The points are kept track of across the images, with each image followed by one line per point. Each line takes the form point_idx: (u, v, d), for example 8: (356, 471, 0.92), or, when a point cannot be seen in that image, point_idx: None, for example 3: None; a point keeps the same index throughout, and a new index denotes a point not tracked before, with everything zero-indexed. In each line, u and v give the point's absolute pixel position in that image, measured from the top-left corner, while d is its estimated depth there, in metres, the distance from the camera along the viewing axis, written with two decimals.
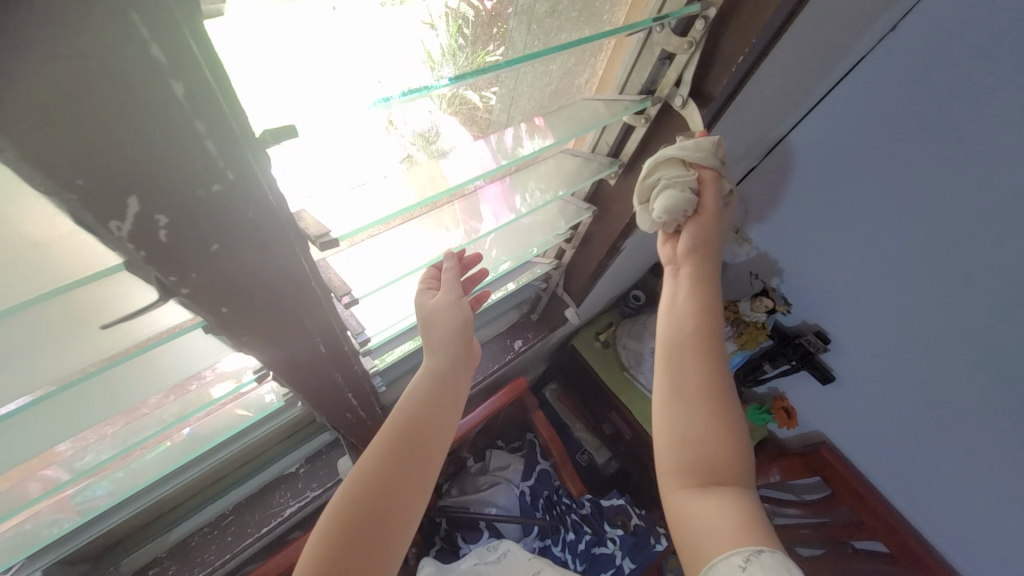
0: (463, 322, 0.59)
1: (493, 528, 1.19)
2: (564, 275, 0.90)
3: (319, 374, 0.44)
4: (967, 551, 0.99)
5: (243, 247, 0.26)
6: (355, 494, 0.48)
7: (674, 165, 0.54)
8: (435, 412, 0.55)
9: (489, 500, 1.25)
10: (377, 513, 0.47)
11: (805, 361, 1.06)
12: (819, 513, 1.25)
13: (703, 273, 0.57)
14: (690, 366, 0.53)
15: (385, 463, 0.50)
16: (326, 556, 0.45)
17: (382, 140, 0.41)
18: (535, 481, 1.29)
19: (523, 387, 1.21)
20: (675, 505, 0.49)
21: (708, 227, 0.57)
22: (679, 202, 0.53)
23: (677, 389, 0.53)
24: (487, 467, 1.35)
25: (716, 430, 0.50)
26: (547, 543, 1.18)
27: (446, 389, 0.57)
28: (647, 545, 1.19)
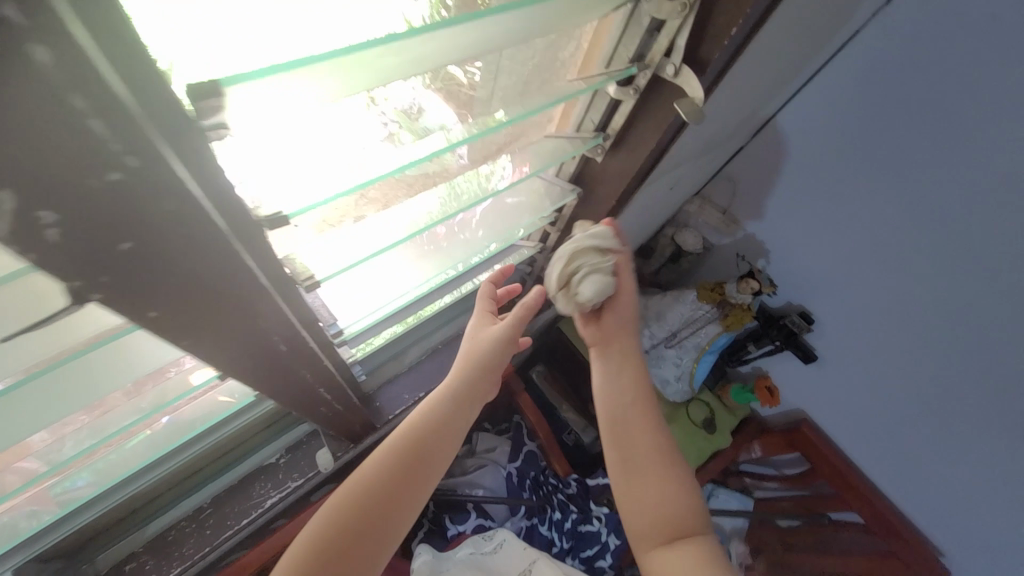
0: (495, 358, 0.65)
1: (480, 509, 1.20)
2: (548, 258, 0.88)
3: (282, 372, 0.42)
4: (937, 519, 1.04)
5: (162, 241, 0.23)
6: (349, 510, 0.52)
7: (592, 253, 0.61)
8: (444, 439, 0.59)
9: (477, 482, 1.25)
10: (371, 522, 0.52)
11: (788, 341, 1.06)
12: (798, 487, 1.31)
13: (625, 352, 0.67)
14: (640, 439, 0.62)
15: (381, 481, 0.54)
16: (325, 545, 0.50)
17: (360, 117, 0.38)
18: (521, 462, 1.30)
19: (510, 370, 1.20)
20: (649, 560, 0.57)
21: (626, 310, 0.68)
22: (605, 287, 0.62)
23: (632, 469, 0.61)
24: (474, 450, 1.35)
25: (687, 499, 0.59)
26: (533, 523, 1.19)
27: (461, 419, 0.61)
28: None
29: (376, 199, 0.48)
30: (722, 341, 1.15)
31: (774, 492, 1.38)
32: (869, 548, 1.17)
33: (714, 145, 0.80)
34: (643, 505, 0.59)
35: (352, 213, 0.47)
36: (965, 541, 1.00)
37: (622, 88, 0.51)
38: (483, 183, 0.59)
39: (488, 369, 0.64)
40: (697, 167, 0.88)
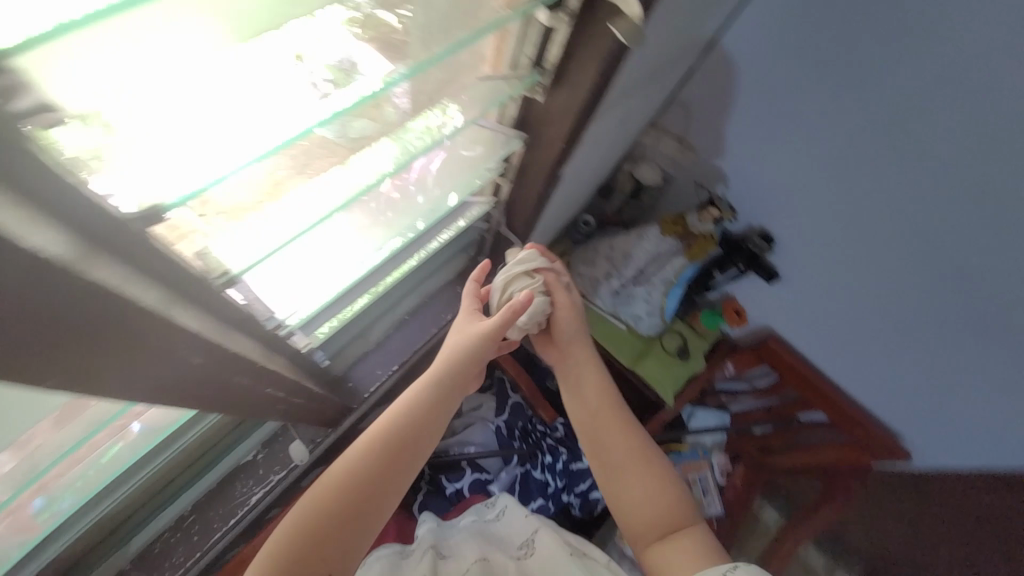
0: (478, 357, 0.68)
1: (474, 464, 1.24)
2: (503, 212, 0.83)
3: (208, 376, 0.40)
4: (892, 408, 1.14)
5: (17, 288, 0.22)
6: (325, 503, 0.55)
7: (523, 278, 0.74)
8: (428, 426, 0.63)
9: (467, 439, 1.28)
10: (348, 515, 0.55)
11: (751, 264, 1.08)
12: (769, 397, 1.38)
13: (583, 365, 0.77)
14: (613, 435, 0.71)
15: (359, 477, 0.57)
16: (305, 531, 0.53)
17: (271, 71, 0.34)
18: (509, 415, 1.32)
19: None
20: (652, 556, 0.63)
21: (570, 325, 0.77)
22: (536, 306, 0.72)
23: (613, 470, 0.69)
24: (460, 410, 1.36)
25: (673, 494, 0.66)
26: (527, 468, 1.24)
27: (441, 411, 0.64)
28: None
29: (313, 165, 0.43)
30: (689, 272, 1.13)
31: (748, 404, 1.44)
32: (835, 442, 1.26)
33: (661, 70, 0.76)
34: (632, 500, 0.66)
35: (276, 188, 0.42)
36: (917, 423, 1.11)
37: (554, 13, 0.46)
38: (433, 134, 0.53)
39: (474, 362, 0.68)
40: (647, 96, 0.84)
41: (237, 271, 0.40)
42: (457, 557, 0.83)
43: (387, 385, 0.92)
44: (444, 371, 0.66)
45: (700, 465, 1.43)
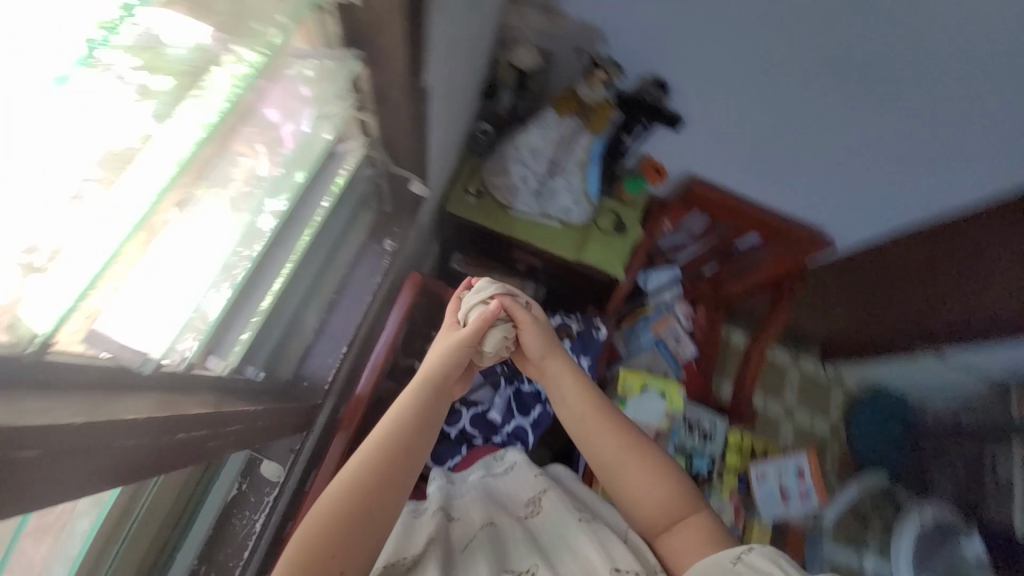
0: (453, 358, 0.77)
1: (468, 402, 1.25)
2: (384, 149, 0.74)
3: (110, 448, 0.32)
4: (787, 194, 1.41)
5: None
6: (332, 511, 0.59)
7: (478, 305, 0.83)
8: (417, 430, 0.69)
9: None
10: (358, 518, 0.59)
11: (651, 116, 1.13)
12: (707, 237, 1.44)
13: (561, 367, 0.82)
14: (604, 438, 0.74)
15: (362, 484, 0.62)
16: (317, 534, 0.57)
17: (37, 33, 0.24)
18: None
19: (422, 278, 1.03)
20: (661, 548, 0.69)
21: (538, 341, 0.83)
22: (496, 331, 0.81)
23: (611, 473, 0.73)
24: None
25: (677, 489, 0.71)
26: (517, 386, 1.27)
27: (429, 412, 0.72)
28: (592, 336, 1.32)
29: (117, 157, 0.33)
30: (599, 146, 1.15)
31: (692, 251, 1.53)
32: (772, 255, 1.35)
33: None
34: (635, 499, 0.71)
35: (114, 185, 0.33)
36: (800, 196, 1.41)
37: None
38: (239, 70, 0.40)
39: (452, 367, 0.77)
40: None
41: (48, 332, 0.30)
42: (468, 525, 0.77)
43: (343, 369, 0.87)
44: (424, 381, 0.74)
45: (667, 321, 1.47)
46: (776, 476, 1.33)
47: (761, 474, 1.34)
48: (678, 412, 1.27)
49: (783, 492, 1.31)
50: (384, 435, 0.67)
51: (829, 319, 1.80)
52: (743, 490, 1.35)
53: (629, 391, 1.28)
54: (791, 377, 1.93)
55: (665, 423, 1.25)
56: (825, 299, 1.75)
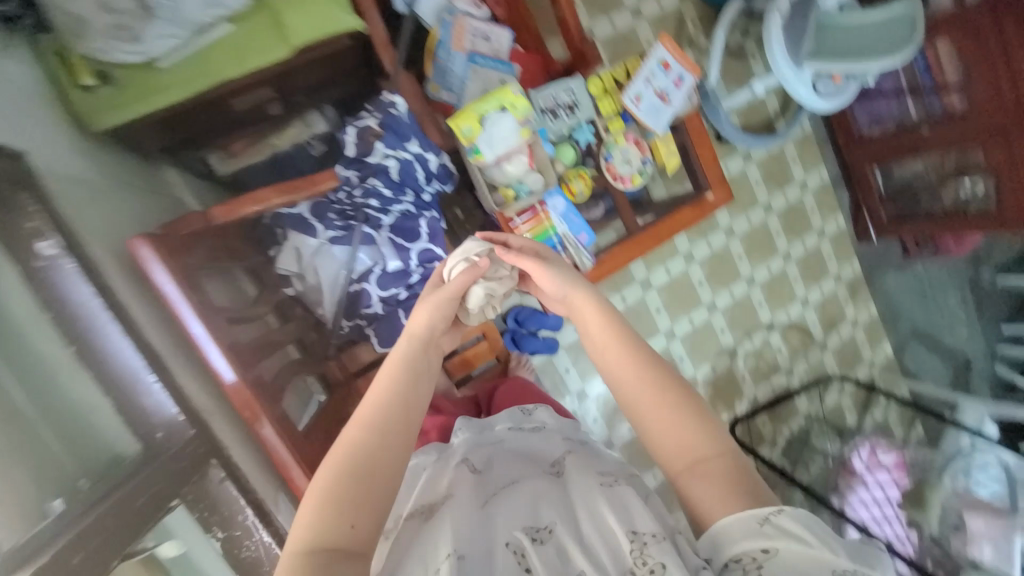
0: (444, 313, 0.85)
1: (363, 274, 1.14)
2: None
3: None
4: None
5: None
6: (342, 463, 0.68)
7: (461, 260, 0.90)
8: (411, 380, 0.77)
9: (333, 274, 1.12)
10: (364, 470, 0.68)
11: None
12: None
13: (580, 310, 0.82)
14: (625, 370, 0.75)
15: (364, 439, 0.70)
16: (331, 485, 0.66)
17: None
18: (319, 219, 1.10)
19: (145, 243, 0.73)
20: (683, 482, 0.69)
21: (555, 281, 0.84)
22: (479, 291, 0.88)
23: (635, 409, 0.74)
24: (298, 273, 1.14)
25: (706, 435, 0.70)
26: (385, 223, 1.11)
27: (417, 364, 0.79)
28: (397, 119, 1.05)
29: None
30: None
31: None
32: None
33: None
34: (664, 433, 0.71)
35: None
36: None
37: None
38: None
39: (439, 318, 0.84)
40: None
41: None
42: (500, 476, 0.85)
43: (186, 388, 0.72)
44: (410, 340, 0.81)
45: (461, 25, 1.21)
46: (646, 86, 1.24)
47: (635, 96, 1.24)
48: (527, 113, 1.10)
49: (661, 96, 1.24)
50: (385, 397, 0.74)
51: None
52: (631, 123, 1.30)
53: (472, 133, 1.09)
54: None
55: (523, 133, 1.10)
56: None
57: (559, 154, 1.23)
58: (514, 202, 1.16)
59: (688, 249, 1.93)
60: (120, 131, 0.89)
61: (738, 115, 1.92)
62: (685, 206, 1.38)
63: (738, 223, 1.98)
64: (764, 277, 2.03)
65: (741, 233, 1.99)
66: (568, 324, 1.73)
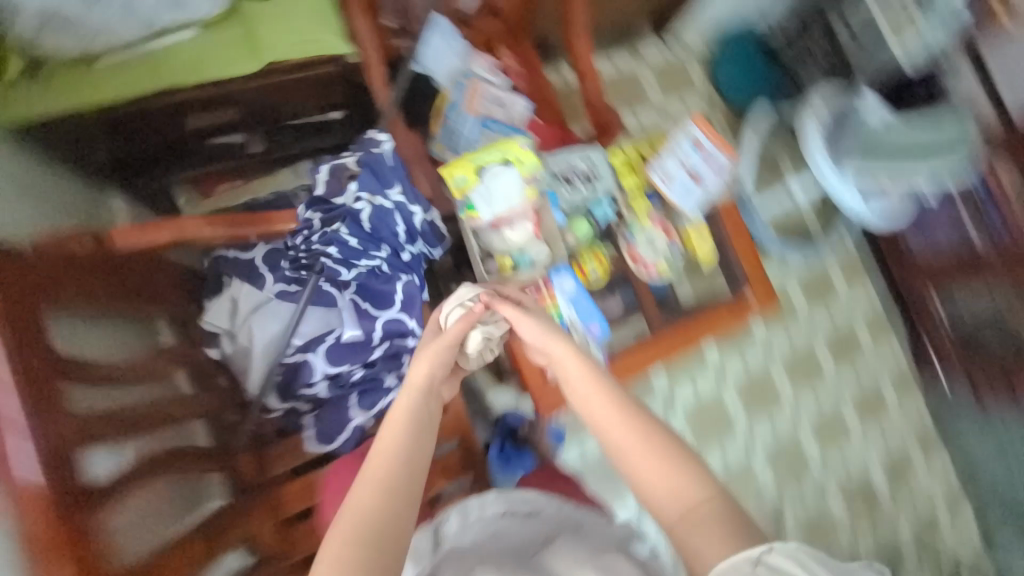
0: (442, 364, 0.72)
1: (310, 341, 0.89)
2: None
3: None
4: None
5: None
6: (347, 524, 0.56)
7: (458, 310, 0.78)
8: (421, 434, 0.64)
9: (270, 336, 0.88)
10: (373, 536, 0.56)
11: None
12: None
13: (555, 354, 0.73)
14: (604, 413, 0.66)
15: (376, 502, 0.58)
16: (334, 554, 0.54)
17: None
18: (272, 268, 0.91)
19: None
20: (678, 538, 0.57)
21: (533, 329, 0.75)
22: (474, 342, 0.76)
23: (620, 456, 0.63)
24: (229, 333, 0.89)
25: (698, 477, 0.60)
26: (350, 279, 0.89)
27: (426, 419, 0.66)
28: (381, 164, 0.89)
29: None
30: None
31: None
32: None
33: None
34: (647, 478, 0.61)
35: None
36: None
37: None
38: None
39: (441, 372, 0.71)
40: None
41: None
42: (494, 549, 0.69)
43: None
44: (410, 393, 0.67)
45: (477, 89, 1.12)
46: (676, 164, 1.10)
47: (663, 172, 1.09)
48: (535, 170, 0.93)
49: (693, 176, 1.09)
50: (397, 454, 0.61)
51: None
52: (657, 202, 1.13)
53: (467, 185, 0.91)
54: (644, 74, 1.75)
55: (530, 193, 0.93)
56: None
57: (573, 227, 1.03)
58: (513, 274, 0.95)
59: (720, 363, 1.64)
60: (58, 131, 0.79)
61: (773, 222, 1.78)
62: (720, 306, 1.13)
63: (777, 339, 1.72)
64: (811, 409, 1.69)
65: (781, 352, 1.71)
66: (572, 440, 1.38)
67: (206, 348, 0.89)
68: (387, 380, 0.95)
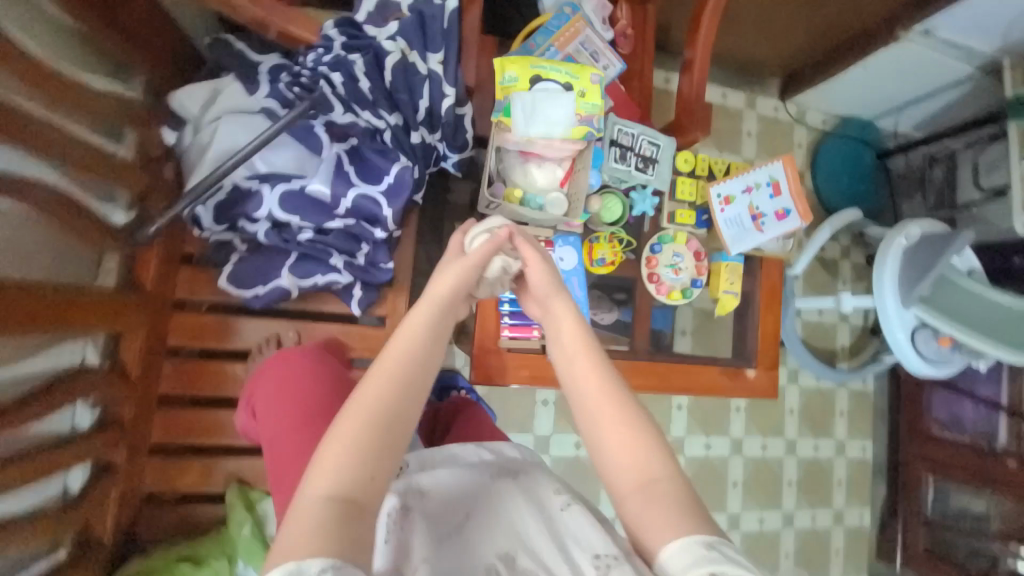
0: (459, 274, 0.62)
1: (276, 178, 0.78)
2: None
3: None
4: None
5: None
6: (362, 413, 0.51)
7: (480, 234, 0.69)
8: (434, 342, 0.58)
9: (227, 149, 0.76)
10: (388, 428, 0.51)
11: None
12: None
13: (548, 307, 0.66)
14: (587, 375, 0.59)
15: (393, 396, 0.52)
16: (352, 439, 0.49)
17: None
18: (269, 83, 0.77)
19: None
20: (632, 517, 0.51)
21: (544, 276, 0.65)
22: (494, 266, 0.66)
23: (587, 423, 0.57)
24: (195, 129, 0.78)
25: (658, 451, 0.54)
26: (350, 134, 0.78)
27: (443, 330, 0.59)
28: (430, 15, 0.74)
29: None
30: None
31: None
32: None
33: None
34: (609, 449, 0.55)
35: None
36: None
37: None
38: None
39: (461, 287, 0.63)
40: None
41: None
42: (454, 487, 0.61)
43: None
44: (429, 300, 0.59)
45: (577, 27, 0.97)
46: (744, 196, 0.95)
47: (725, 197, 0.95)
48: (593, 111, 0.79)
49: (755, 217, 0.94)
50: (412, 357, 0.55)
51: (778, 16, 1.40)
52: (703, 228, 0.99)
53: (514, 87, 0.77)
54: (749, 120, 1.62)
55: (576, 133, 0.78)
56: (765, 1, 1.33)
57: (604, 202, 0.90)
58: (517, 211, 0.80)
59: (682, 435, 1.50)
60: None
61: (803, 326, 1.63)
62: (716, 364, 1.00)
63: (749, 441, 1.57)
64: (750, 526, 1.55)
65: (747, 456, 1.56)
66: None
67: (162, 134, 0.78)
68: (333, 258, 0.84)
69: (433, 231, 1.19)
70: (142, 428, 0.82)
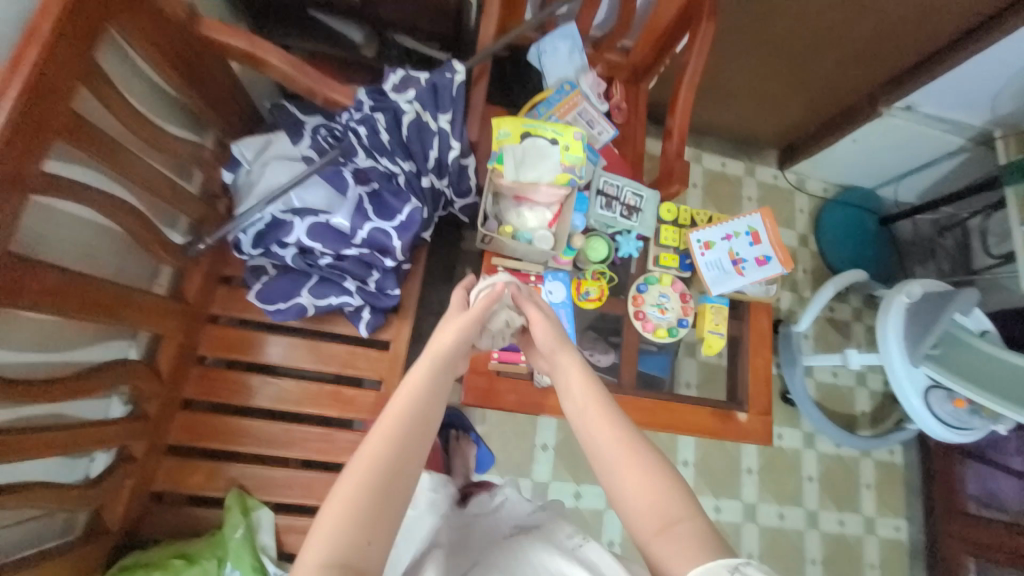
0: (464, 334, 0.71)
1: (306, 212, 0.92)
2: None
3: None
4: None
5: None
6: (364, 472, 0.55)
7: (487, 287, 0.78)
8: (432, 398, 0.64)
9: (270, 186, 0.92)
10: (387, 486, 0.55)
11: None
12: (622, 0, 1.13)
13: (566, 363, 0.74)
14: (602, 426, 0.66)
15: (393, 454, 0.57)
16: (352, 500, 0.53)
17: None
18: (311, 137, 0.95)
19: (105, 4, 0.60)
20: (657, 550, 0.56)
21: (548, 333, 0.76)
22: (497, 319, 0.76)
23: (605, 466, 0.63)
24: (247, 171, 0.95)
25: (677, 494, 0.59)
26: (372, 180, 0.94)
27: (441, 389, 0.65)
28: (443, 82, 0.90)
29: None
30: None
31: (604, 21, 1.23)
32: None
33: None
34: (631, 492, 0.60)
35: None
36: None
37: None
38: None
39: (461, 347, 0.70)
40: None
41: None
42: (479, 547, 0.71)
43: None
44: (431, 358, 0.67)
45: (574, 99, 1.12)
46: (724, 242, 1.02)
47: (705, 242, 1.02)
48: (577, 162, 0.91)
49: (734, 262, 1.01)
50: (410, 415, 0.61)
51: (768, 97, 1.54)
52: (687, 271, 1.06)
53: (507, 140, 0.91)
54: (748, 185, 1.73)
55: (560, 179, 0.90)
56: (754, 82, 1.49)
57: (590, 243, 1.00)
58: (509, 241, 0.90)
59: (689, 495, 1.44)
60: None
61: (817, 387, 1.59)
62: (708, 406, 1.00)
63: (764, 508, 1.48)
64: None
65: (763, 525, 1.46)
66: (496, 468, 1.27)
67: (223, 176, 0.95)
68: (347, 282, 0.96)
69: (444, 272, 1.31)
70: (162, 427, 0.90)
